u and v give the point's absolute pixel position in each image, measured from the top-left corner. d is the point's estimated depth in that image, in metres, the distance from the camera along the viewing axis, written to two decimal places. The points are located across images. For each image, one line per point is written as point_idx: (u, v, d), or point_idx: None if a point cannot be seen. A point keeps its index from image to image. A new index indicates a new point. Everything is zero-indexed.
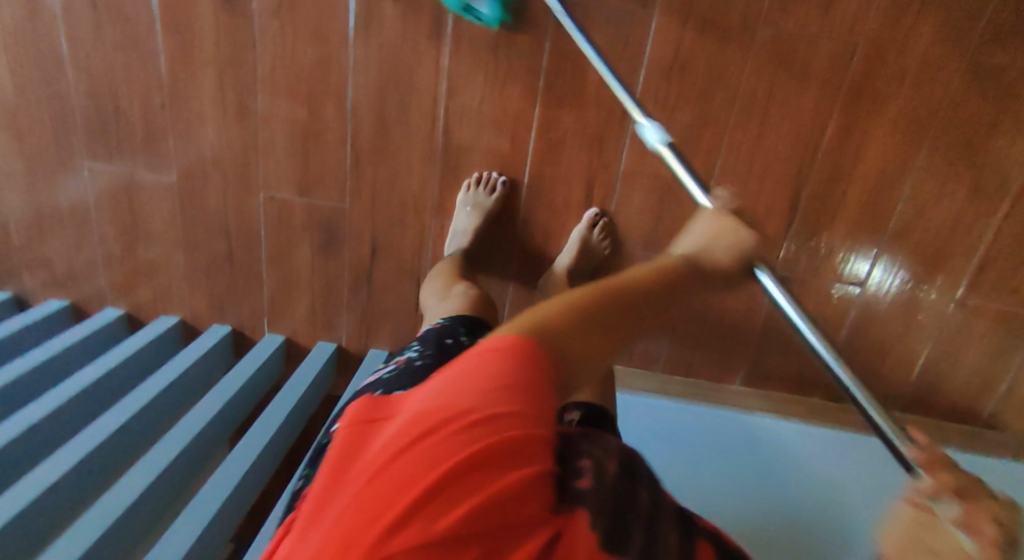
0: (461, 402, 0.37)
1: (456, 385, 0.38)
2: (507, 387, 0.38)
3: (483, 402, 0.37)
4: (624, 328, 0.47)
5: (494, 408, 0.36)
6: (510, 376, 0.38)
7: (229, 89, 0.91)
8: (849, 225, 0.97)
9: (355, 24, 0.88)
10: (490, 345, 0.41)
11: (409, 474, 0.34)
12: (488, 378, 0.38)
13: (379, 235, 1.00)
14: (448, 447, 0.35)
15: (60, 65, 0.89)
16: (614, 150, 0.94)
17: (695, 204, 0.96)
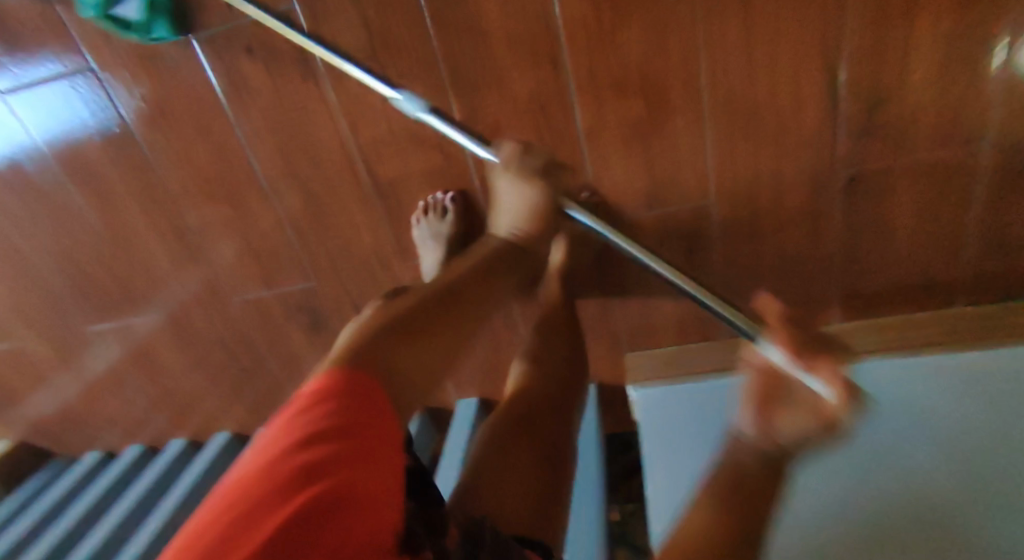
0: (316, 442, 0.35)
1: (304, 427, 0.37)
2: (346, 419, 0.38)
3: (318, 434, 0.36)
4: (418, 355, 0.49)
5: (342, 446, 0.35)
6: (349, 419, 0.38)
7: (155, 217, 0.87)
8: (931, 72, 0.64)
9: (226, 101, 0.78)
10: (327, 393, 0.40)
11: (239, 517, 0.30)
12: (324, 416, 0.38)
13: (358, 299, 0.92)
14: (304, 470, 0.33)
15: (24, 255, 0.92)
16: (562, 114, 0.75)
17: (689, 136, 0.74)
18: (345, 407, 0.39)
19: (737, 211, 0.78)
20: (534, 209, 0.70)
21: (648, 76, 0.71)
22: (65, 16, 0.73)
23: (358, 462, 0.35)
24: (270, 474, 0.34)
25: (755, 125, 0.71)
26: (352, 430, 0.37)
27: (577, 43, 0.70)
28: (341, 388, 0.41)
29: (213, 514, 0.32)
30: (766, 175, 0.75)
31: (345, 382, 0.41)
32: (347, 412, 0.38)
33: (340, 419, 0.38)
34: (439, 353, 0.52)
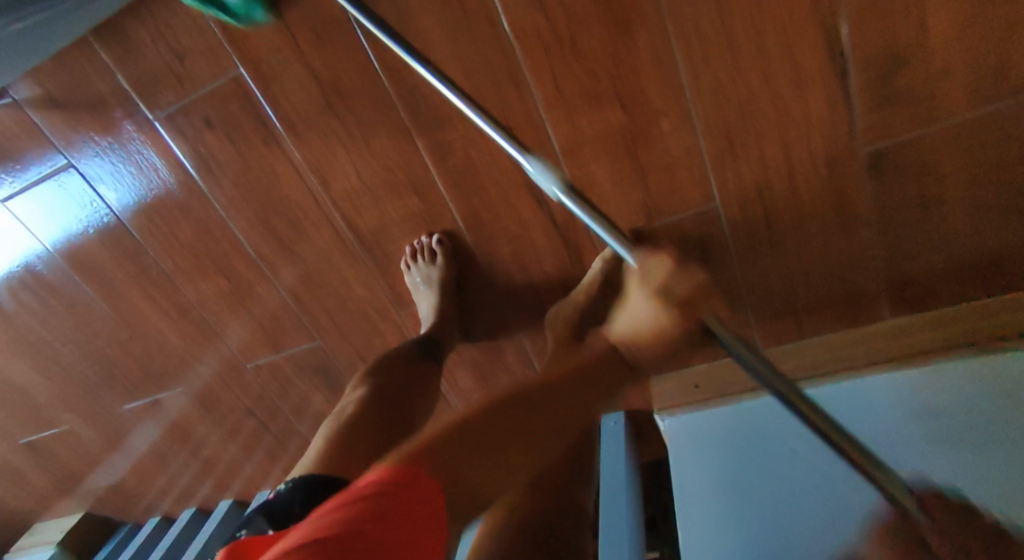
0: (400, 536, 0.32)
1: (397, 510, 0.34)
2: (395, 496, 0.34)
3: (349, 520, 0.32)
4: (493, 456, 0.41)
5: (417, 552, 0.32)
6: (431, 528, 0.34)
7: (159, 296, 0.88)
8: (956, 18, 0.54)
9: (200, 176, 0.77)
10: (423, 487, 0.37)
11: None
12: (366, 500, 0.33)
13: (366, 353, 0.89)
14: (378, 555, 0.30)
15: (53, 347, 0.96)
16: (534, 136, 0.68)
17: (678, 138, 0.65)
18: (391, 502, 0.33)
19: (749, 210, 0.69)
20: (661, 329, 0.52)
21: (619, 81, 0.63)
22: (36, 119, 0.74)
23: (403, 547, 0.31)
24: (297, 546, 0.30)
25: (753, 115, 0.62)
26: (383, 524, 0.32)
27: (535, 58, 0.63)
28: (400, 478, 0.35)
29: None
30: (775, 167, 0.65)
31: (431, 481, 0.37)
32: (390, 501, 0.34)
33: (382, 505, 0.33)
34: (517, 449, 0.42)
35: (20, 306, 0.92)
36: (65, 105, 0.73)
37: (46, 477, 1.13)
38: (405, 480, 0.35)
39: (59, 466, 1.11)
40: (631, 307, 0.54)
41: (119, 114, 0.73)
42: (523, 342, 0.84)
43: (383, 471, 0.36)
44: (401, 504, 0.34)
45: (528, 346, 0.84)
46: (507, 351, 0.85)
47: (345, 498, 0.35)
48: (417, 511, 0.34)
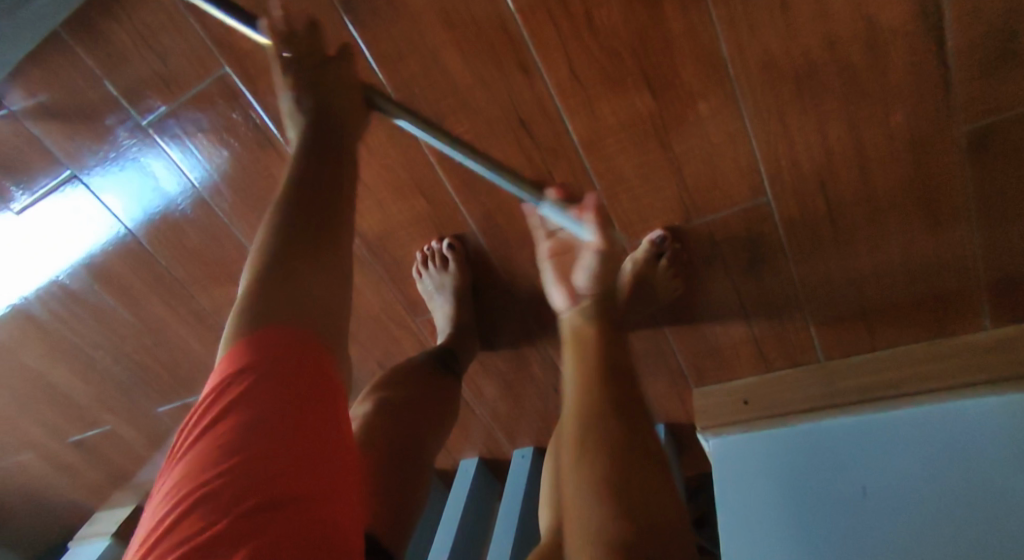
0: (299, 397, 0.30)
1: (276, 379, 0.30)
2: (270, 371, 0.31)
3: (251, 423, 0.28)
4: (321, 282, 0.37)
5: (317, 401, 0.31)
6: (313, 372, 0.32)
7: (176, 303, 0.86)
8: None
9: (201, 183, 0.73)
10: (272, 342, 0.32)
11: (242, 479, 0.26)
12: (259, 395, 0.29)
13: (383, 360, 0.84)
14: (289, 427, 0.29)
15: (87, 353, 0.97)
16: (549, 126, 0.59)
17: (720, 122, 0.54)
18: (291, 390, 0.30)
19: (809, 205, 0.58)
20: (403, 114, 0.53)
21: (645, 57, 0.52)
22: (34, 128, 0.71)
23: (306, 414, 0.30)
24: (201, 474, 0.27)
25: (814, 91, 0.51)
26: (298, 413, 0.30)
27: (545, 36, 0.53)
28: (276, 357, 0.31)
29: (169, 497, 0.27)
30: (843, 152, 0.53)
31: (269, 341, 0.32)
32: (290, 383, 0.31)
33: (281, 392, 0.30)
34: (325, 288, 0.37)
35: (51, 314, 0.92)
36: (60, 114, 0.70)
37: (99, 470, 1.18)
38: (285, 356, 0.31)
39: (108, 462, 1.15)
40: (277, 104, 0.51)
41: (111, 120, 0.69)
42: (549, 352, 0.76)
43: (253, 359, 0.31)
44: (300, 384, 0.31)
45: (554, 355, 0.76)
46: (531, 361, 0.78)
47: (223, 398, 0.30)
48: (314, 379, 0.32)
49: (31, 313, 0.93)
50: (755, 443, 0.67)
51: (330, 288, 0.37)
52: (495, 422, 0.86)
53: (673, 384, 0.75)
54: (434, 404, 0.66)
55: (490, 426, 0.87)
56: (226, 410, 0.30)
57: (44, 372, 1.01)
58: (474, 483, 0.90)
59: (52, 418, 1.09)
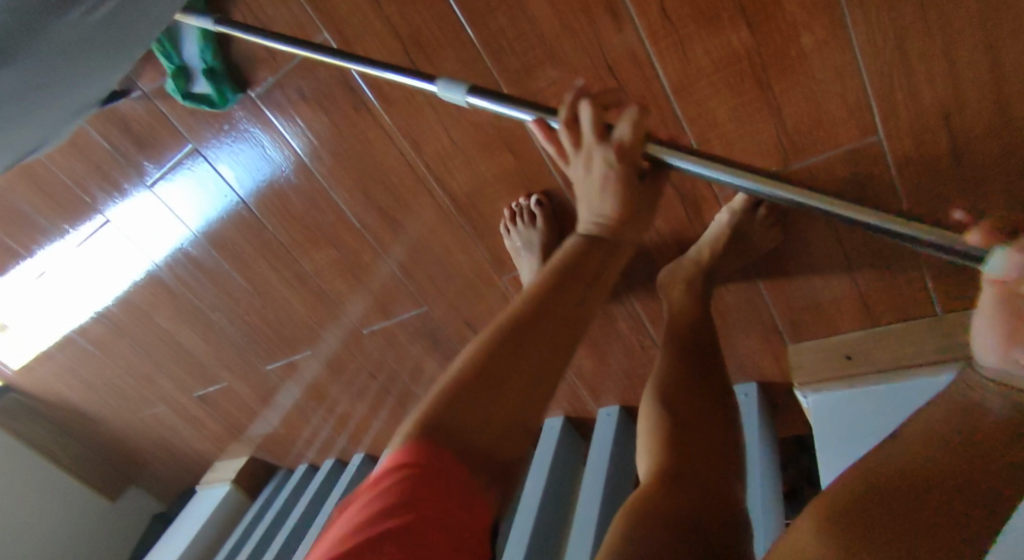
0: (448, 512, 0.32)
1: (433, 492, 0.32)
2: (438, 480, 0.33)
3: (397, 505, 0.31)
4: (510, 400, 0.38)
5: (466, 525, 0.32)
6: (459, 492, 0.33)
7: (282, 267, 0.93)
8: None
9: (302, 150, 0.78)
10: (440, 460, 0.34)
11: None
12: (422, 492, 0.32)
13: (472, 320, 0.87)
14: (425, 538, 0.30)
15: (206, 314, 1.07)
16: (639, 72, 0.58)
17: (828, 54, 0.51)
18: (432, 483, 0.32)
19: (929, 142, 0.53)
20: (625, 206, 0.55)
21: None
22: (164, 107, 0.80)
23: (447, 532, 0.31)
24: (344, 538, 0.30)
25: (938, 12, 0.46)
26: (424, 522, 0.30)
27: None
28: (429, 455, 0.34)
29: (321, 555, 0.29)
30: (973, 80, 0.49)
31: (430, 453, 0.34)
32: (438, 493, 0.32)
33: (415, 497, 0.31)
34: (521, 382, 0.39)
35: (177, 280, 1.03)
36: None
37: (218, 423, 1.31)
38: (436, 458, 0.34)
39: (227, 416, 1.28)
40: (581, 182, 0.58)
41: None
42: (635, 307, 0.76)
43: (411, 455, 0.34)
44: (442, 483, 0.33)
45: (640, 312, 0.76)
46: (616, 318, 0.77)
47: (378, 482, 0.33)
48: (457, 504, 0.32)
49: (162, 278, 1.04)
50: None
51: (506, 401, 0.38)
52: (579, 381, 0.87)
53: (768, 341, 0.72)
54: None
55: (575, 385, 0.88)
56: (378, 498, 0.32)
57: (174, 332, 1.14)
58: (559, 442, 0.91)
59: (180, 372, 1.22)
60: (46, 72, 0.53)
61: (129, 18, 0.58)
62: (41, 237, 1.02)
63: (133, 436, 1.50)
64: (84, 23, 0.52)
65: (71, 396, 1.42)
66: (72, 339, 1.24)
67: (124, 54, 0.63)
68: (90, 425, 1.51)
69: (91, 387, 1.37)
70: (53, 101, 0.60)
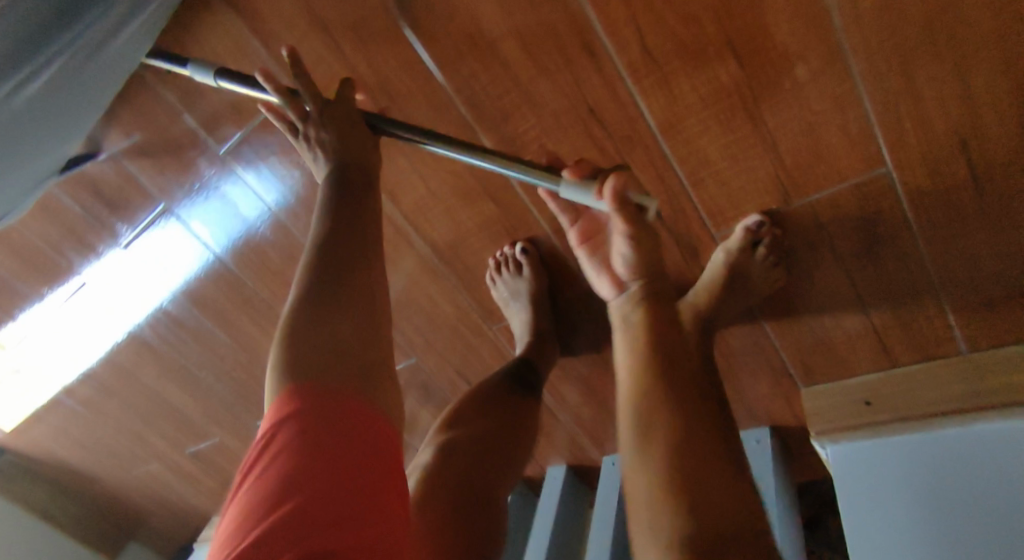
0: (352, 453, 0.30)
1: (328, 438, 0.30)
2: (328, 424, 0.31)
3: (292, 448, 0.29)
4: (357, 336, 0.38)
5: (373, 455, 0.31)
6: (360, 428, 0.32)
7: (266, 323, 0.89)
8: None
9: (276, 205, 0.75)
10: (333, 403, 0.32)
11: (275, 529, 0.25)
12: (315, 440, 0.30)
13: (464, 370, 0.83)
14: (322, 484, 0.28)
15: (192, 372, 1.03)
16: (622, 112, 0.54)
17: (824, 85, 0.47)
18: (322, 422, 0.31)
19: (943, 171, 0.49)
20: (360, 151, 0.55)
21: (728, 22, 0.46)
22: (132, 168, 0.76)
23: (349, 471, 0.29)
24: (251, 505, 0.27)
25: (945, 36, 0.42)
26: (323, 472, 0.28)
27: (613, 15, 0.48)
28: (315, 402, 0.32)
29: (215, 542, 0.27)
30: (985, 104, 0.44)
31: (316, 403, 0.32)
32: (331, 433, 0.30)
33: (309, 443, 0.29)
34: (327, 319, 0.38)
35: (160, 339, 0.99)
36: (150, 153, 0.74)
37: (213, 479, 1.26)
38: (314, 391, 0.33)
39: (221, 471, 1.24)
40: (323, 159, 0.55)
41: (194, 154, 0.72)
42: None
43: (291, 408, 0.32)
44: (329, 410, 0.32)
45: None
46: (615, 365, 0.73)
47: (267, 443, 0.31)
48: (358, 440, 0.31)
49: (144, 338, 1.00)
50: (892, 447, 0.58)
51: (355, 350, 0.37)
52: (581, 429, 0.82)
53: (778, 383, 0.67)
54: (508, 433, 0.65)
55: (577, 434, 0.83)
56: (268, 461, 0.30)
57: (161, 390, 1.10)
58: (565, 494, 0.86)
59: (171, 430, 1.18)
60: None
61: (79, 89, 0.55)
62: (21, 302, 0.98)
63: (130, 495, 1.45)
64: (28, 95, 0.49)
65: (64, 455, 1.38)
66: (60, 400, 1.20)
67: (79, 120, 0.61)
68: (85, 483, 1.46)
69: (84, 446, 1.33)
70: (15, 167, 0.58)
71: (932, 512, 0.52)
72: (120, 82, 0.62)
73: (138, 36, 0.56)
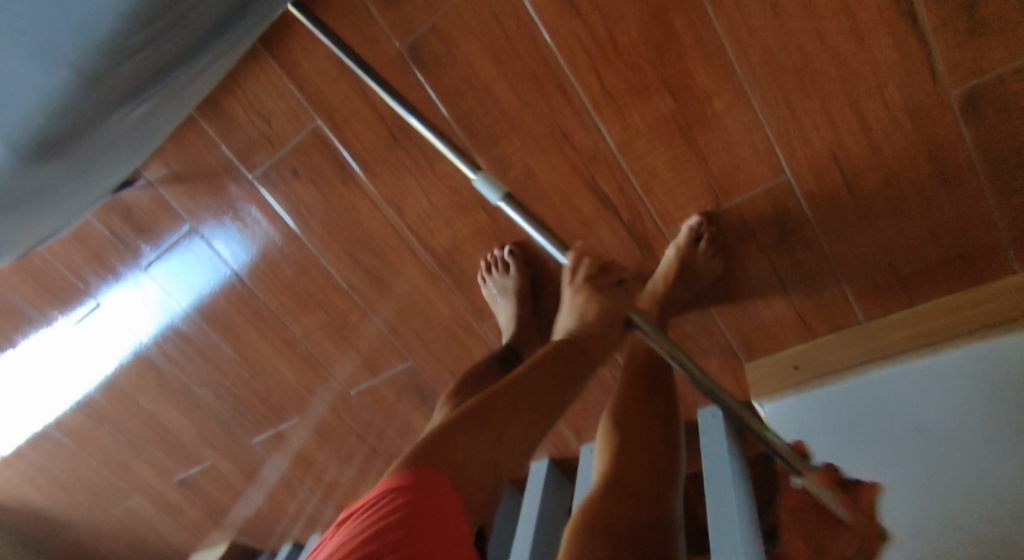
0: (428, 509, 0.40)
1: (417, 503, 0.40)
2: (415, 488, 0.41)
3: (388, 514, 0.38)
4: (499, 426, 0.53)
5: (447, 515, 0.40)
6: (435, 496, 0.42)
7: (273, 336, 0.98)
8: None
9: (294, 222, 0.86)
10: (421, 482, 0.43)
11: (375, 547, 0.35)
12: (405, 499, 0.40)
13: (456, 370, 0.93)
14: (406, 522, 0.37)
15: (194, 391, 1.09)
16: (589, 135, 0.69)
17: (737, 113, 0.64)
18: (414, 488, 0.41)
19: (826, 177, 0.65)
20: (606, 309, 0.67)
21: (664, 67, 0.63)
22: (164, 192, 0.87)
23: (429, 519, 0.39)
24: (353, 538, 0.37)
25: (814, 78, 0.60)
26: (409, 517, 0.38)
27: (580, 63, 0.65)
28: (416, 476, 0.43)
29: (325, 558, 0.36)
30: (848, 127, 0.62)
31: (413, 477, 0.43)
32: (419, 495, 0.41)
33: (400, 501, 0.40)
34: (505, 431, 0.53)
35: (166, 357, 1.06)
36: (185, 179, 0.86)
37: (199, 508, 1.28)
38: (420, 480, 0.43)
39: (207, 499, 1.25)
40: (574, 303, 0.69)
41: (225, 179, 0.84)
42: None
43: (398, 478, 0.43)
44: (425, 494, 0.41)
45: None
46: None
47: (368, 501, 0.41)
48: (437, 502, 0.41)
49: (149, 357, 1.07)
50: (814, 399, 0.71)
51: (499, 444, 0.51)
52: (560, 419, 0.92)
53: (725, 361, 0.81)
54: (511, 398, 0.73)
55: (557, 425, 0.93)
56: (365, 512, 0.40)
57: (157, 414, 1.14)
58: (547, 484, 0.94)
59: (162, 456, 1.21)
60: (85, 157, 0.63)
61: (159, 115, 0.68)
62: (28, 325, 1.04)
63: (104, 537, 1.43)
64: (124, 123, 0.63)
65: (35, 498, 1.36)
66: (47, 432, 1.23)
67: (142, 143, 0.74)
68: (54, 528, 1.43)
69: (62, 484, 1.32)
70: (88, 176, 0.70)
71: (842, 450, 0.65)
72: (183, 114, 0.75)
73: (214, 75, 0.70)
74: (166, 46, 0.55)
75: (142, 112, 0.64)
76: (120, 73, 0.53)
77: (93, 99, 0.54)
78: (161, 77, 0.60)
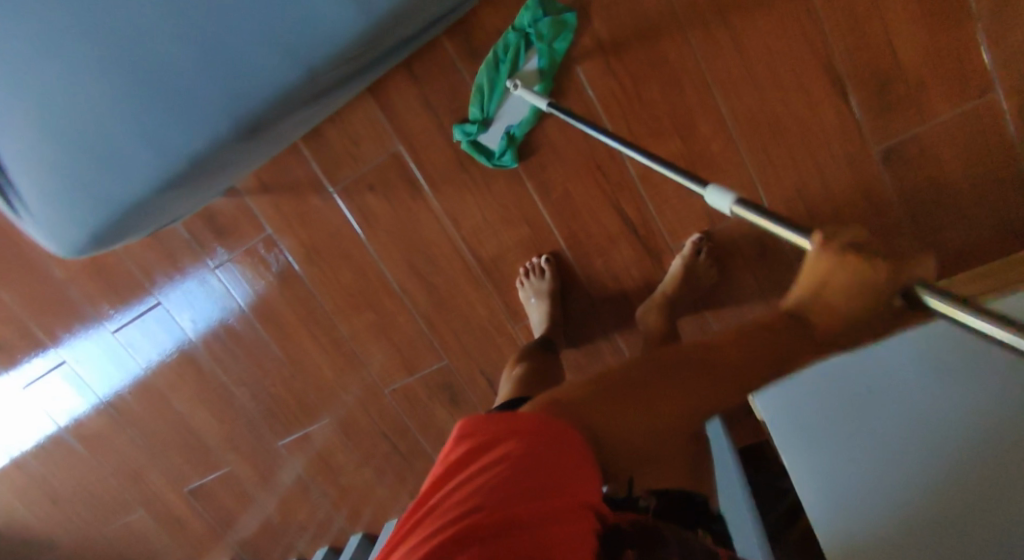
0: (556, 461, 0.44)
1: (548, 453, 0.45)
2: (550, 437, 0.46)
3: (519, 459, 0.44)
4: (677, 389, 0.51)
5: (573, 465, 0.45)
6: (569, 449, 0.46)
7: (321, 335, 1.10)
8: (922, 58, 0.77)
9: (361, 230, 1.02)
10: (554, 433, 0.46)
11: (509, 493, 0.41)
12: (537, 447, 0.45)
13: (486, 367, 1.06)
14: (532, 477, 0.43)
15: (230, 391, 1.17)
16: (617, 167, 0.91)
17: (729, 156, 0.87)
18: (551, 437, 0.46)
19: (792, 207, 0.87)
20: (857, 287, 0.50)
21: (677, 120, 0.86)
22: (249, 200, 1.03)
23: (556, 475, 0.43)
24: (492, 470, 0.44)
25: (782, 133, 0.84)
26: (537, 471, 0.43)
27: (615, 114, 0.88)
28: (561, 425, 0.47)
29: (468, 479, 0.44)
30: (807, 169, 0.85)
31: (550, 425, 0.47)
32: (554, 446, 0.45)
33: (533, 448, 0.45)
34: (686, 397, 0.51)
35: (211, 355, 1.15)
36: (271, 189, 1.02)
37: (204, 521, 1.29)
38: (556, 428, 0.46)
39: (215, 509, 1.27)
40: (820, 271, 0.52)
41: (308, 191, 1.01)
42: (618, 341, 1.00)
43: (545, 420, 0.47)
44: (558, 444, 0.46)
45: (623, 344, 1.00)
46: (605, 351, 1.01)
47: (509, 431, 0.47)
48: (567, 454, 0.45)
49: (194, 356, 1.16)
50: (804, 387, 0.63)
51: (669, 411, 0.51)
52: None
53: None
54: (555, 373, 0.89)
55: None
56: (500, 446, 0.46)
57: (187, 416, 1.20)
58: None
59: (178, 463, 1.25)
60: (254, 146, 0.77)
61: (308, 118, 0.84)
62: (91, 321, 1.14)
63: None
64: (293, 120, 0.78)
65: (27, 513, 1.34)
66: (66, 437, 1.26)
67: (276, 147, 0.86)
68: (36, 550, 1.39)
69: (61, 497, 1.32)
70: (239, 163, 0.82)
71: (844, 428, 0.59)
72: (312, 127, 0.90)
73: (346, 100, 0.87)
74: (352, 69, 0.74)
75: (308, 115, 0.79)
76: (327, 76, 0.70)
77: (306, 91, 0.71)
78: (332, 92, 0.77)
